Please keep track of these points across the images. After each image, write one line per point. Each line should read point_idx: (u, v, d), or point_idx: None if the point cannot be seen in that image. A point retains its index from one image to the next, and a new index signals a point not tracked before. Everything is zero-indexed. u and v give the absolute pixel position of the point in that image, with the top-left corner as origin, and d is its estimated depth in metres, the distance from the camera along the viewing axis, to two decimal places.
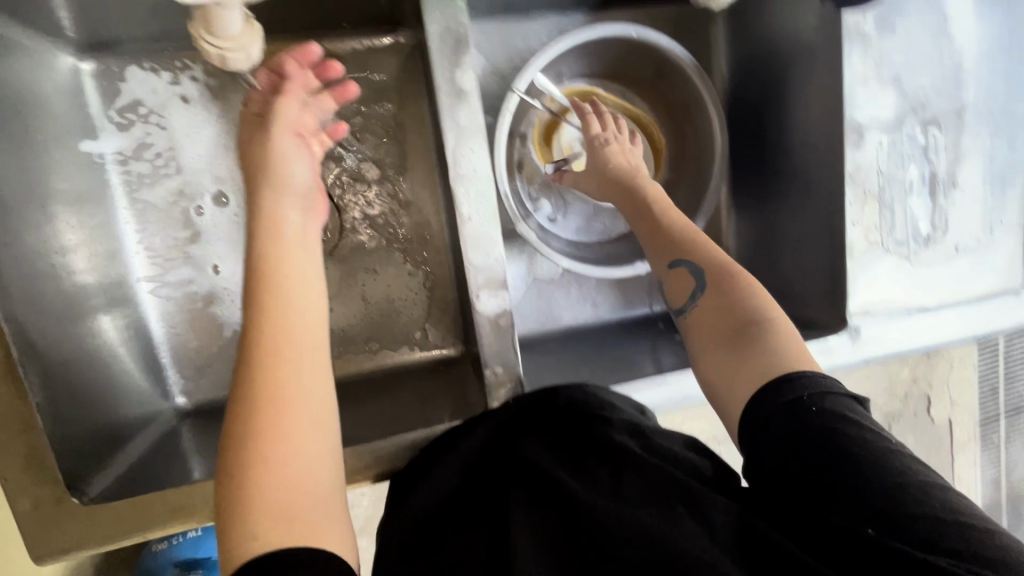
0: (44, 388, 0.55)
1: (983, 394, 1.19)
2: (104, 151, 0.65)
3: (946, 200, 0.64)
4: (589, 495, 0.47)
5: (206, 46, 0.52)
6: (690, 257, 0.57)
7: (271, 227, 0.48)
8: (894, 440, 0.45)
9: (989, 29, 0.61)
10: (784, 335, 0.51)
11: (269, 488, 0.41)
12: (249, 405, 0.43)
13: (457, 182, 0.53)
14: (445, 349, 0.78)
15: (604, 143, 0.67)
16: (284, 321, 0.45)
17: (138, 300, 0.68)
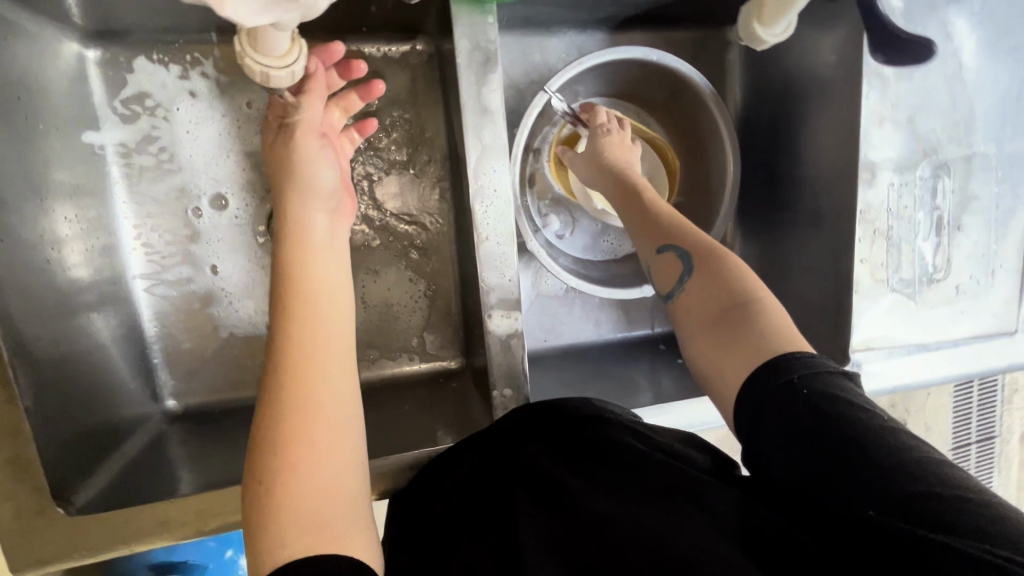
0: (34, 393, 0.52)
1: (957, 421, 1.23)
2: (106, 142, 0.63)
3: (950, 241, 0.65)
4: (594, 497, 0.47)
5: (250, 64, 0.42)
6: (677, 241, 0.56)
7: (297, 232, 0.51)
8: (889, 416, 0.44)
9: (1001, 78, 0.63)
10: (767, 309, 0.51)
11: (298, 496, 0.41)
12: (276, 408, 0.44)
13: (476, 198, 0.52)
14: (445, 361, 0.77)
15: (605, 134, 0.68)
16: (312, 324, 0.47)
17: (132, 297, 0.66)
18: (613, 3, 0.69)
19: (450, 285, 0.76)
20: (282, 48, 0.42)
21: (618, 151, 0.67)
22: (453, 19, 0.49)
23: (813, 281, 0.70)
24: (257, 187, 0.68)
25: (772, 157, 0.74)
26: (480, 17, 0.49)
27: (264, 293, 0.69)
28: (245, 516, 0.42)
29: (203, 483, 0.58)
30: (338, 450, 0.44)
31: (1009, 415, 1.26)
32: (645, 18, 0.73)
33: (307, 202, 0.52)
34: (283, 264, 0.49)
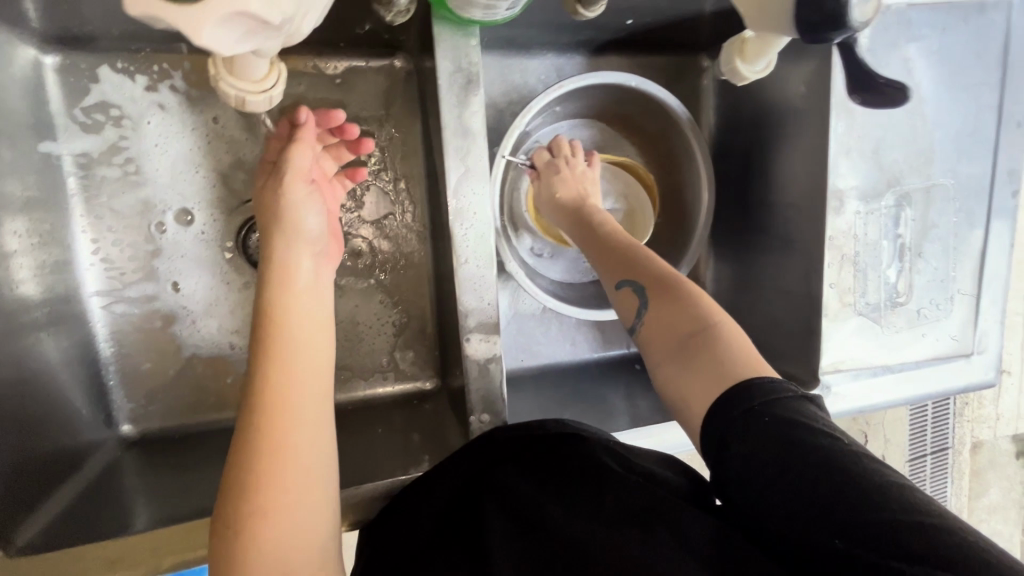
0: None
1: (914, 433, 1.28)
2: (64, 152, 0.60)
3: (912, 268, 0.68)
4: (569, 520, 0.47)
5: (226, 87, 0.47)
6: (634, 276, 0.57)
7: (280, 276, 0.49)
8: (850, 440, 0.44)
9: (956, 113, 0.66)
10: (723, 335, 0.51)
11: (266, 541, 0.40)
12: (246, 450, 0.43)
13: (455, 219, 0.51)
14: (419, 382, 0.75)
15: (557, 169, 0.69)
16: (290, 361, 0.46)
17: (87, 316, 0.62)
18: (594, 29, 0.69)
19: (425, 304, 0.75)
20: (260, 73, 0.47)
21: (570, 187, 0.68)
22: (435, 41, 0.48)
23: (783, 303, 0.71)
24: (227, 202, 0.65)
25: (745, 183, 0.76)
26: (462, 40, 0.49)
27: (230, 311, 0.67)
28: (212, 555, 0.41)
29: (159, 517, 0.55)
30: (312, 492, 0.43)
31: (961, 426, 1.32)
32: (624, 43, 0.74)
33: (293, 245, 0.51)
34: (264, 306, 0.48)
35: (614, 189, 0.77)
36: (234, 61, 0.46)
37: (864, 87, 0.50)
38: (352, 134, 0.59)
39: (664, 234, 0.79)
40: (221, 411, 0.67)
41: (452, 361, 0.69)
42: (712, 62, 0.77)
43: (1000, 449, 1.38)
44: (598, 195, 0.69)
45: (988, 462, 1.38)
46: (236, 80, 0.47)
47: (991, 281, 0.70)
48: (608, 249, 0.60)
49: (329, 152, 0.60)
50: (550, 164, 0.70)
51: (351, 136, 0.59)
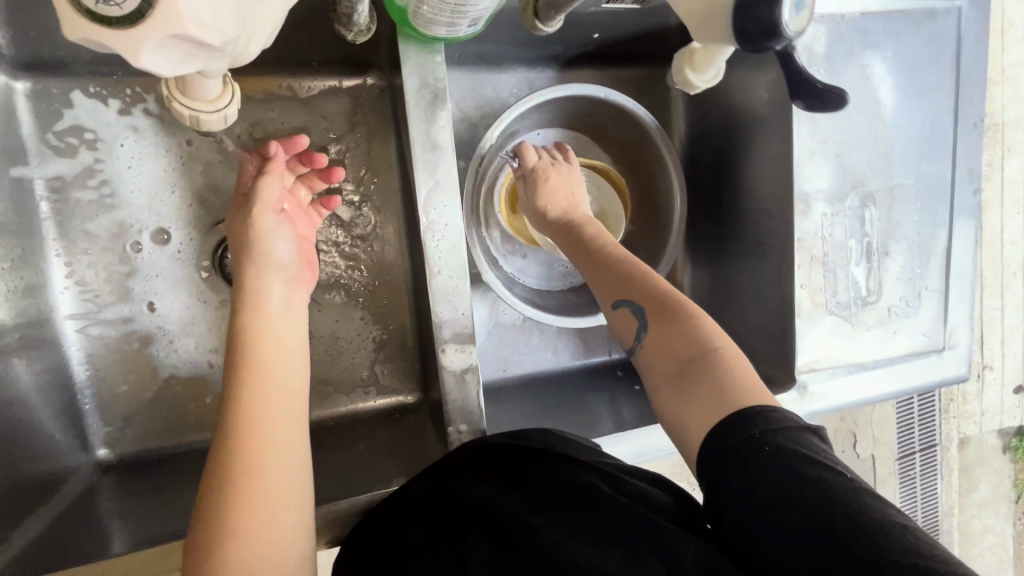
0: None
1: (901, 431, 1.30)
2: (37, 176, 0.60)
3: (880, 266, 0.69)
4: (557, 538, 0.46)
5: (179, 107, 0.45)
6: (630, 297, 0.58)
7: (253, 302, 0.49)
8: (853, 475, 0.44)
9: (913, 115, 0.68)
10: (724, 362, 0.52)
11: (240, 564, 0.41)
12: (218, 476, 0.43)
13: (427, 232, 0.52)
14: (401, 396, 0.75)
15: (543, 176, 0.70)
16: (262, 387, 0.46)
17: (62, 340, 0.62)
18: (563, 43, 0.71)
19: (406, 317, 0.75)
20: (214, 92, 0.45)
21: (561, 194, 0.69)
22: (401, 58, 0.49)
23: (758, 306, 0.73)
24: (203, 222, 0.66)
25: (717, 189, 0.78)
26: (428, 56, 0.50)
27: (207, 331, 0.67)
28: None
29: (132, 539, 0.54)
30: (285, 516, 0.43)
31: (947, 423, 1.34)
32: (593, 56, 0.75)
33: (266, 271, 0.51)
34: (237, 331, 0.48)
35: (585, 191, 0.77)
36: (187, 80, 0.43)
37: (806, 94, 0.49)
38: (320, 163, 0.59)
39: (640, 241, 0.81)
40: (199, 431, 0.67)
41: (433, 374, 0.69)
42: None
43: (988, 445, 1.40)
44: (587, 198, 0.71)
45: (975, 458, 1.39)
46: (189, 101, 0.45)
47: (957, 278, 0.72)
48: (603, 266, 0.61)
49: (303, 181, 0.61)
50: (539, 170, 0.71)
51: (320, 165, 0.59)
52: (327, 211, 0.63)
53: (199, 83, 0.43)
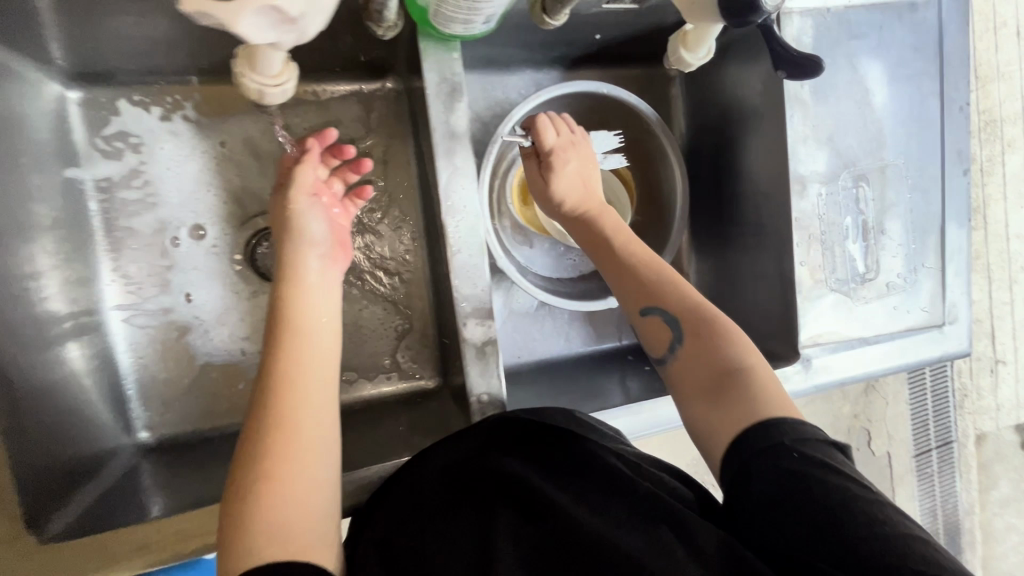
0: (13, 425, 0.51)
1: (915, 426, 1.32)
2: (87, 177, 0.65)
3: (877, 244, 0.73)
4: (580, 517, 0.51)
5: (249, 81, 0.54)
6: (662, 306, 0.61)
7: (292, 274, 0.55)
8: (872, 487, 0.49)
9: (901, 100, 0.72)
10: (756, 377, 0.55)
11: (273, 502, 0.44)
12: (257, 423, 0.48)
13: (447, 214, 0.56)
14: (421, 380, 0.79)
15: (563, 156, 0.71)
16: (298, 350, 0.51)
17: (108, 328, 0.66)
18: (567, 45, 0.76)
19: (425, 307, 0.79)
20: (276, 68, 0.53)
21: (576, 178, 0.71)
22: (422, 55, 0.54)
23: (761, 286, 0.76)
24: (236, 218, 0.70)
25: (718, 179, 0.82)
26: (445, 53, 0.55)
27: (239, 320, 0.71)
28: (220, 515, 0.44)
29: (177, 508, 0.57)
30: (312, 468, 0.47)
31: (962, 419, 1.35)
32: (596, 56, 0.80)
33: (303, 248, 0.56)
34: (275, 301, 0.54)
35: None
36: (255, 56, 0.51)
37: (790, 64, 0.54)
38: (350, 154, 0.62)
39: (646, 230, 0.84)
40: (233, 416, 0.71)
41: (454, 358, 0.73)
42: (678, 70, 0.84)
43: (1005, 441, 1.40)
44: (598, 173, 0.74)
45: (993, 454, 1.40)
46: (257, 77, 0.54)
47: (953, 255, 0.75)
48: (630, 271, 0.64)
49: (336, 175, 0.64)
50: (557, 147, 0.71)
51: (349, 156, 0.62)
52: (361, 201, 0.65)
53: (263, 58, 0.52)
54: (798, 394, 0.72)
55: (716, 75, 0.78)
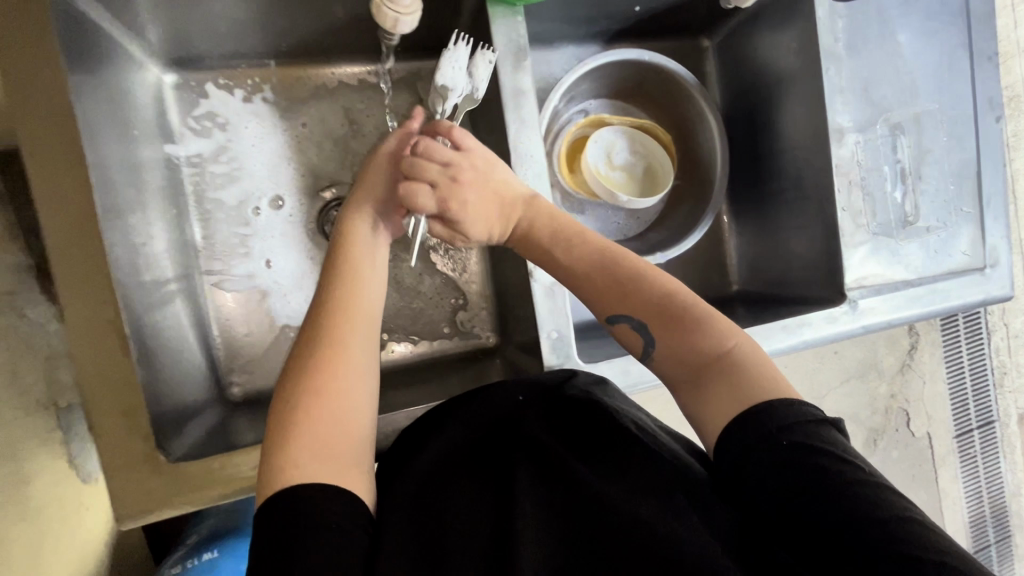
0: (142, 358, 0.56)
1: (955, 407, 1.34)
2: (181, 154, 0.72)
3: (915, 188, 0.76)
4: (596, 483, 0.48)
5: (386, 11, 0.56)
6: (630, 310, 0.59)
7: (350, 226, 0.64)
8: (869, 468, 0.47)
9: (930, 52, 0.76)
10: (740, 357, 0.54)
11: (318, 415, 0.51)
12: (313, 344, 0.55)
13: (519, 162, 0.65)
14: (481, 340, 0.84)
15: (449, 197, 0.63)
16: (356, 290, 0.60)
17: (200, 291, 0.72)
18: (606, 19, 0.81)
19: (481, 271, 0.84)
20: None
21: (481, 203, 0.63)
22: (492, 21, 0.62)
23: (804, 237, 0.79)
24: (310, 190, 0.76)
25: (755, 141, 0.86)
26: (511, 16, 0.63)
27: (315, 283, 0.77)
28: (272, 416, 0.52)
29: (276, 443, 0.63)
30: (354, 392, 0.54)
31: (1003, 398, 1.37)
32: (632, 30, 0.86)
33: (363, 204, 0.65)
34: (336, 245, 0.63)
35: (633, 149, 0.86)
36: None
37: None
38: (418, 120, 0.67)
39: (687, 193, 0.89)
40: None
41: (515, 316, 0.78)
42: (711, 41, 0.89)
43: None
44: (500, 170, 0.64)
45: None
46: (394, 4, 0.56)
47: (991, 199, 0.77)
48: (586, 283, 0.61)
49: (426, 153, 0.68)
50: (446, 198, 0.63)
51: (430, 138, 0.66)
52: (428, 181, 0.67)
53: None
54: (847, 337, 0.74)
55: (749, 42, 0.83)
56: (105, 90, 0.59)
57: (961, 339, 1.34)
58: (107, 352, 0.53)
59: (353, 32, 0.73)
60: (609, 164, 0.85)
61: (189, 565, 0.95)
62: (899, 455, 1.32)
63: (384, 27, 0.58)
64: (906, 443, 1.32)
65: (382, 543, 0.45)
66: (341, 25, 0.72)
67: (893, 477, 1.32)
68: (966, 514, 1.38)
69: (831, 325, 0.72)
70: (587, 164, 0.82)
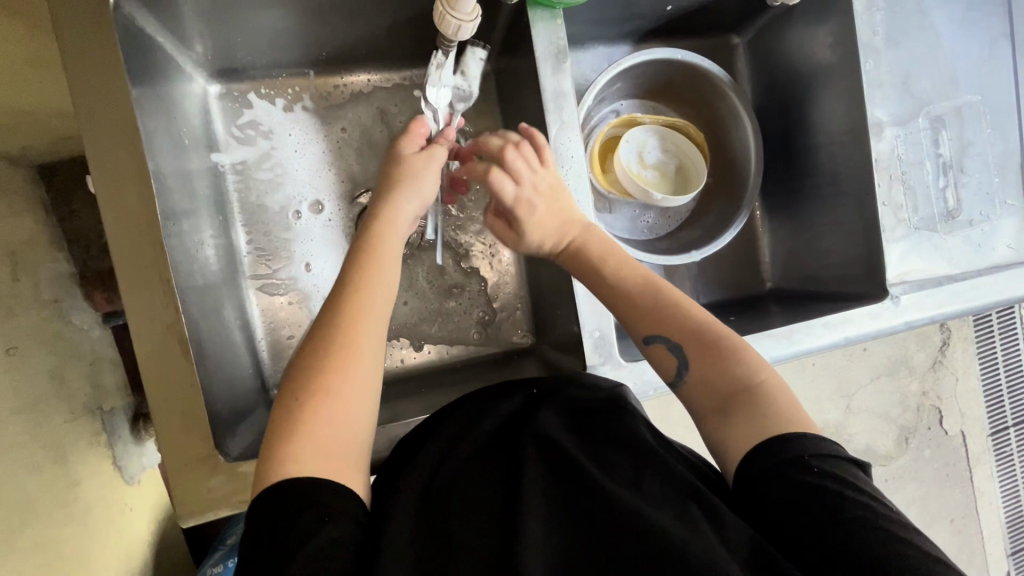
0: (199, 360, 0.59)
1: (989, 404, 1.32)
2: (227, 161, 0.74)
3: (957, 181, 0.75)
4: (611, 485, 0.46)
5: (450, 19, 0.56)
6: (666, 334, 0.58)
7: (388, 215, 0.62)
8: (894, 509, 0.45)
9: (968, 45, 0.75)
10: (771, 393, 0.52)
11: (326, 414, 0.49)
12: (326, 337, 0.53)
13: (560, 162, 0.65)
14: (515, 340, 0.85)
15: (528, 203, 0.66)
16: (373, 283, 0.57)
17: (246, 295, 0.74)
18: (639, 19, 0.81)
19: (512, 272, 0.86)
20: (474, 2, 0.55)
21: (550, 216, 0.65)
22: (533, 24, 0.64)
23: (842, 233, 0.79)
24: (348, 193, 0.78)
25: (787, 138, 0.85)
26: (550, 19, 0.64)
27: None
28: (276, 412, 0.49)
29: None
30: (363, 396, 0.51)
31: None
32: (663, 30, 0.86)
33: (403, 194, 0.63)
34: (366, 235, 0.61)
35: (664, 148, 0.86)
36: None
37: None
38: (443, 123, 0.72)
39: (720, 192, 0.89)
40: None
41: (552, 316, 0.78)
42: (741, 39, 0.89)
43: None
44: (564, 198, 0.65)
45: None
46: (457, 11, 0.56)
47: None
48: (623, 298, 0.61)
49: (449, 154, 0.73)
50: (521, 199, 0.66)
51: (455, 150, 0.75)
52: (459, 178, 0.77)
53: None
54: (889, 333, 0.72)
55: (782, 39, 0.83)
56: (159, 100, 0.61)
57: (995, 337, 1.32)
58: (168, 355, 0.55)
59: (390, 40, 0.75)
60: (641, 164, 0.85)
61: (229, 564, 0.97)
62: (933, 454, 1.29)
63: (444, 33, 0.58)
64: (940, 442, 1.29)
65: (383, 534, 0.43)
66: (379, 33, 0.73)
67: (928, 477, 1.29)
68: (1004, 515, 1.35)
69: (874, 320, 0.71)
70: (620, 163, 0.82)
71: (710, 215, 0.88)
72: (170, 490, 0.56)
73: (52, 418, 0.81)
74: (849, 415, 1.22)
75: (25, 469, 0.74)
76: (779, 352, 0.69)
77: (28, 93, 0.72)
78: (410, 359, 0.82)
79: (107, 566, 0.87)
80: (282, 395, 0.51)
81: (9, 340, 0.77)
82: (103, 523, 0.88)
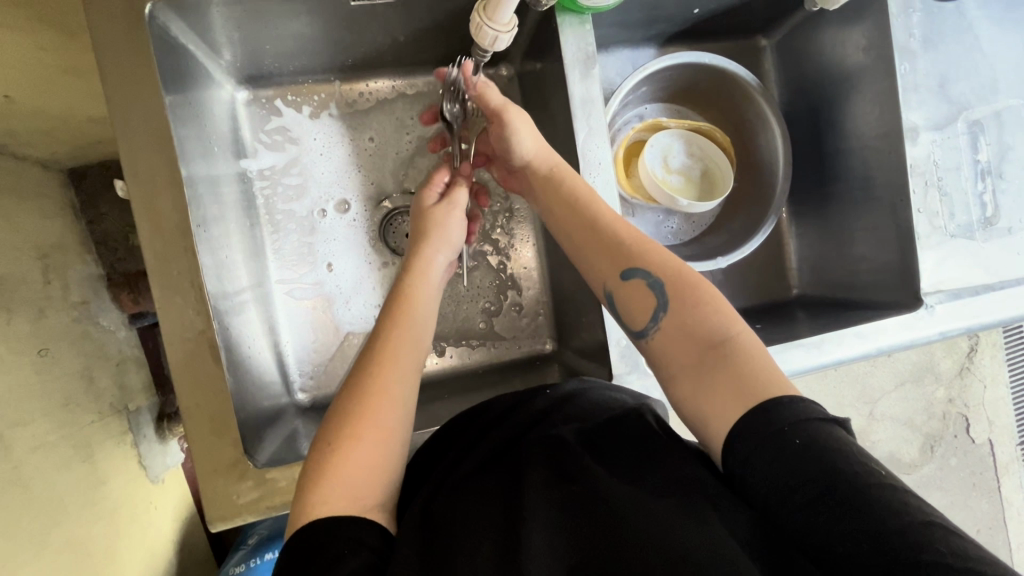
0: (230, 366, 0.59)
1: (1018, 413, 1.29)
2: (255, 168, 0.75)
3: (995, 188, 0.72)
4: (614, 488, 0.45)
5: (487, 30, 0.55)
6: (645, 266, 0.57)
7: (422, 267, 0.64)
8: (886, 470, 0.42)
9: (1005, 47, 0.73)
10: (750, 345, 0.51)
11: (361, 442, 0.49)
12: (366, 363, 0.55)
13: (586, 168, 0.64)
14: (537, 346, 0.85)
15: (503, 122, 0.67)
16: (406, 323, 0.58)
17: (273, 299, 0.74)
18: (665, 21, 0.80)
19: (536, 279, 0.85)
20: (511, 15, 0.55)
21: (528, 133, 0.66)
22: (562, 31, 0.63)
23: (873, 240, 0.77)
24: (373, 197, 0.78)
25: (818, 141, 0.84)
26: (579, 24, 0.63)
27: (372, 289, 0.78)
28: (316, 441, 0.50)
29: None
30: (391, 435, 0.51)
31: None
32: (689, 32, 0.85)
33: (435, 246, 0.66)
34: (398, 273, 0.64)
35: (690, 153, 0.85)
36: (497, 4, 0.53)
37: None
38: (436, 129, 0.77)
39: (744, 196, 0.88)
40: None
41: (575, 322, 0.78)
42: (768, 41, 0.87)
43: None
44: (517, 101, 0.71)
45: None
46: (494, 23, 0.55)
47: None
48: (608, 240, 0.60)
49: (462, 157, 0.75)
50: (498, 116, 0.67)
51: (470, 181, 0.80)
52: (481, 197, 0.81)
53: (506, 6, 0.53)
54: (923, 344, 0.70)
55: (813, 41, 0.81)
56: (191, 108, 0.62)
57: None
58: (199, 361, 0.56)
59: (415, 46, 0.75)
60: (666, 168, 0.83)
61: (251, 564, 0.98)
62: (959, 463, 1.26)
63: (478, 45, 0.58)
64: (967, 451, 1.26)
65: (396, 551, 0.43)
66: (404, 39, 0.73)
67: (955, 486, 1.26)
68: None
69: (908, 331, 0.69)
70: (644, 169, 0.81)
71: (733, 221, 0.87)
72: (201, 496, 0.56)
73: (81, 419, 0.82)
74: (873, 421, 1.19)
75: (56, 469, 0.75)
76: (808, 361, 0.67)
77: (60, 100, 0.73)
78: (432, 365, 0.82)
79: (133, 565, 0.88)
80: (326, 423, 0.52)
81: (41, 342, 0.78)
82: (129, 520, 0.89)
